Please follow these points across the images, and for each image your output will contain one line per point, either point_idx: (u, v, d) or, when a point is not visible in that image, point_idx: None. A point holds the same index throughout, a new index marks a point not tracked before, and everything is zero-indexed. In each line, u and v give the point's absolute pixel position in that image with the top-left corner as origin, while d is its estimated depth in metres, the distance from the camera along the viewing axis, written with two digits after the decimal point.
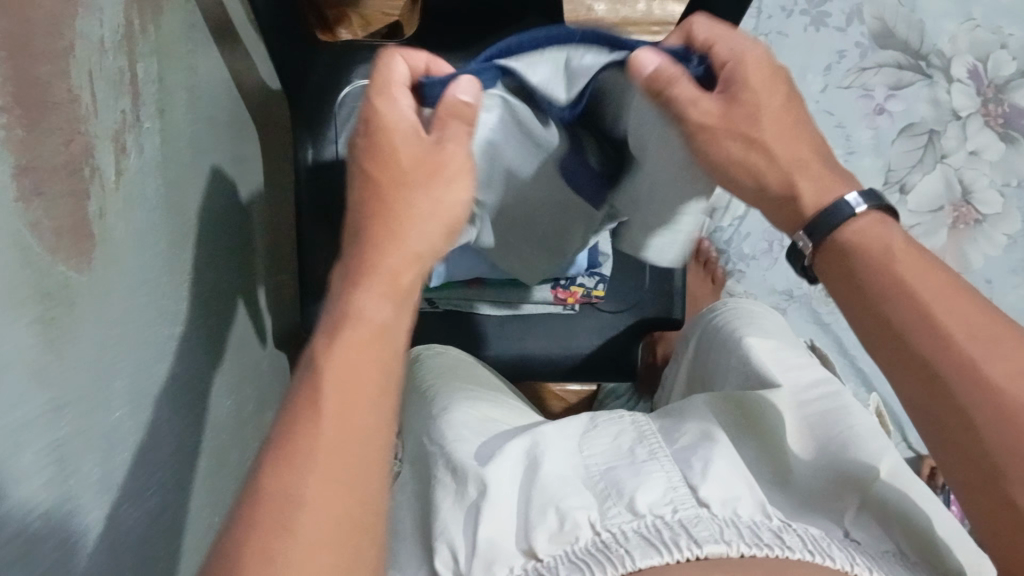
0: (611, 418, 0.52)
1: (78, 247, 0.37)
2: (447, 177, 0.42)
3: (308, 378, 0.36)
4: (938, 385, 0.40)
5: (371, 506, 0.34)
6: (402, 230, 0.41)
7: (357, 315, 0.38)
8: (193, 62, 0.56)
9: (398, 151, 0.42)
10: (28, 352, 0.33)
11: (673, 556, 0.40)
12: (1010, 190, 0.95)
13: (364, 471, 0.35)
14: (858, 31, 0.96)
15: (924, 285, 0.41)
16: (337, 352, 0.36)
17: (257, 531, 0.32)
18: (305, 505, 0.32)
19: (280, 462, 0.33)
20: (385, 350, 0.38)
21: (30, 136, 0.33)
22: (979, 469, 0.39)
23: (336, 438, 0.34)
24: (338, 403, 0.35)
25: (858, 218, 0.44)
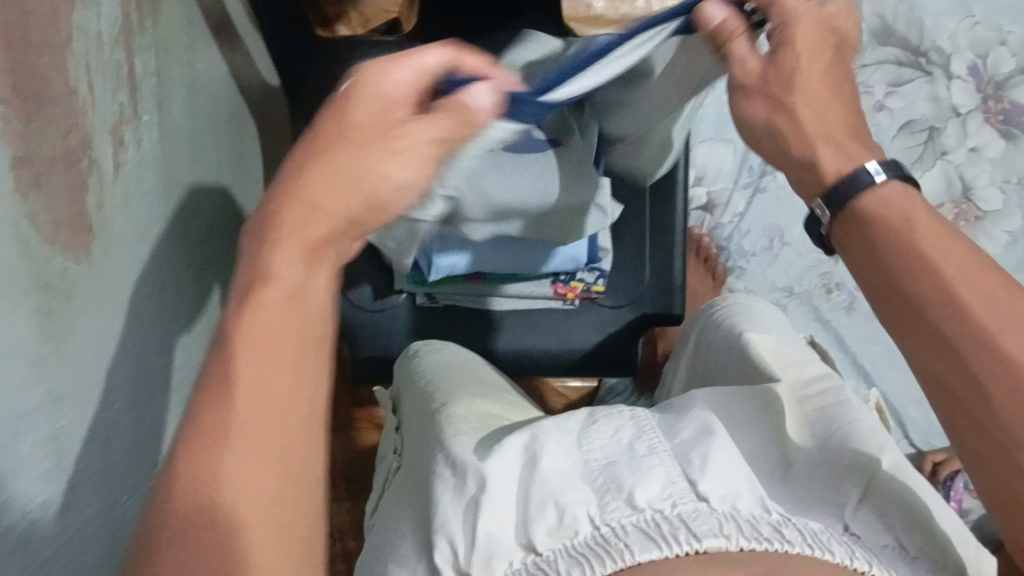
0: (612, 413, 0.52)
1: (77, 240, 0.37)
2: (398, 150, 0.35)
3: (217, 346, 0.31)
4: (969, 378, 0.38)
5: (298, 495, 0.31)
6: (330, 193, 0.34)
7: (264, 275, 0.32)
8: (191, 57, 0.56)
9: (361, 113, 0.35)
10: (26, 343, 0.33)
11: (673, 549, 0.40)
12: (1010, 186, 0.95)
13: (289, 456, 0.30)
14: (858, 28, 0.96)
15: (941, 260, 0.39)
16: (245, 321, 0.31)
17: (174, 522, 0.28)
18: (229, 489, 0.29)
19: (192, 445, 0.29)
20: (304, 316, 0.32)
21: (29, 129, 0.33)
22: (998, 465, 0.38)
23: (256, 416, 0.30)
24: (261, 385, 0.30)
25: (883, 186, 0.41)
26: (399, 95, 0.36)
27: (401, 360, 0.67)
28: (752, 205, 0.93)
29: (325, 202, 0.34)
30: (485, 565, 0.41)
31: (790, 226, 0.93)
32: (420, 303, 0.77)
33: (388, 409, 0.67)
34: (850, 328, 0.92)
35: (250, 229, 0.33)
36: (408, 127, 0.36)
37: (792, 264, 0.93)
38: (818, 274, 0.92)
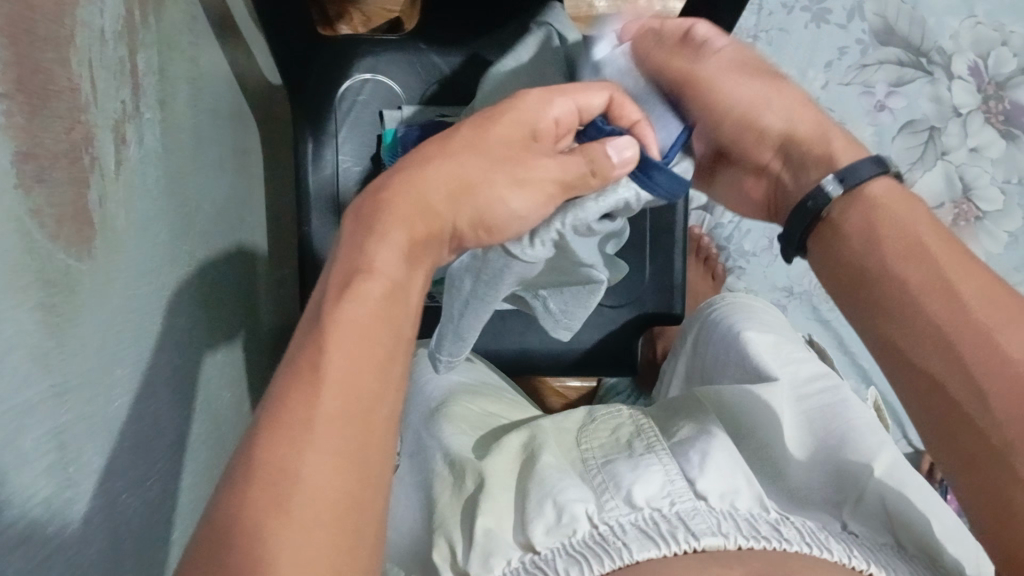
0: (611, 412, 0.53)
1: (80, 235, 0.38)
2: (520, 180, 0.41)
3: (313, 335, 0.33)
4: (952, 357, 0.39)
5: (368, 483, 0.32)
6: (447, 208, 0.40)
7: (369, 269, 0.35)
8: (194, 55, 0.56)
9: (498, 138, 0.41)
10: (29, 337, 0.33)
11: (671, 548, 0.40)
12: (1010, 187, 0.95)
13: (365, 443, 0.32)
14: (859, 28, 0.96)
15: (941, 251, 0.42)
16: (350, 313, 0.34)
17: (248, 500, 0.29)
18: (303, 481, 0.30)
19: (275, 431, 0.31)
20: (400, 315, 0.35)
21: (32, 123, 0.33)
22: (982, 445, 0.39)
23: (342, 407, 0.32)
24: (342, 369, 0.32)
25: (871, 186, 0.45)
26: (550, 127, 0.43)
27: None
28: None
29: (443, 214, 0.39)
30: (483, 564, 0.41)
31: None
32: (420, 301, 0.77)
33: None
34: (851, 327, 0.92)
35: (357, 216, 0.38)
36: (533, 159, 0.42)
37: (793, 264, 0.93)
38: None
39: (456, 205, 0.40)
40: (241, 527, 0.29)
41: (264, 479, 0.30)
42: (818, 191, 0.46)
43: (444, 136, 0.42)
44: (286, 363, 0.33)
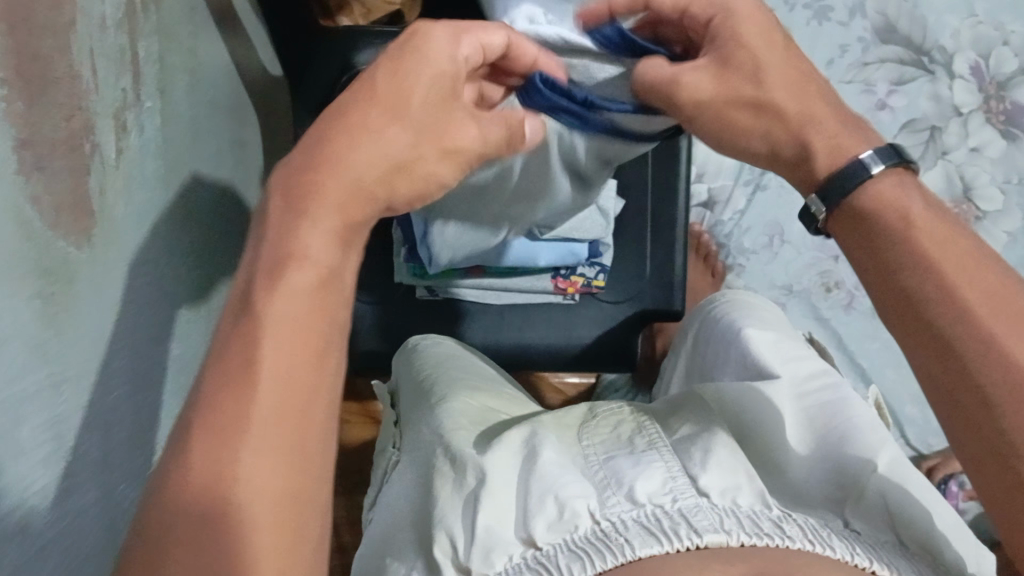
0: (612, 409, 0.53)
1: (78, 224, 0.37)
2: (445, 146, 0.41)
3: (244, 331, 0.33)
4: (953, 358, 0.39)
5: (312, 473, 0.33)
6: (375, 175, 0.38)
7: (301, 255, 0.35)
8: (194, 44, 0.56)
9: (415, 95, 0.39)
10: (27, 326, 0.32)
11: (673, 545, 0.40)
12: (1010, 187, 0.95)
13: (305, 436, 0.33)
14: (861, 26, 0.97)
15: (944, 251, 0.40)
16: (281, 306, 0.33)
17: (186, 504, 0.30)
18: (243, 484, 0.31)
19: (209, 436, 0.31)
20: (333, 300, 0.35)
21: (31, 110, 0.33)
22: (989, 448, 0.38)
23: (278, 408, 0.32)
24: (274, 369, 0.32)
25: (880, 178, 0.43)
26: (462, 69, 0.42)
27: (400, 354, 0.67)
28: (753, 202, 0.94)
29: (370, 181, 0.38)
30: (484, 559, 0.41)
31: (791, 223, 0.93)
32: (420, 295, 0.77)
33: (386, 401, 0.67)
34: (849, 326, 0.92)
35: (278, 192, 0.37)
36: (456, 123, 0.41)
37: (792, 261, 0.93)
38: (817, 273, 0.92)
39: (388, 176, 0.39)
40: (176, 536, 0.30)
41: (202, 487, 0.30)
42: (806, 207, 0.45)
43: (352, 93, 0.39)
44: (215, 361, 0.33)
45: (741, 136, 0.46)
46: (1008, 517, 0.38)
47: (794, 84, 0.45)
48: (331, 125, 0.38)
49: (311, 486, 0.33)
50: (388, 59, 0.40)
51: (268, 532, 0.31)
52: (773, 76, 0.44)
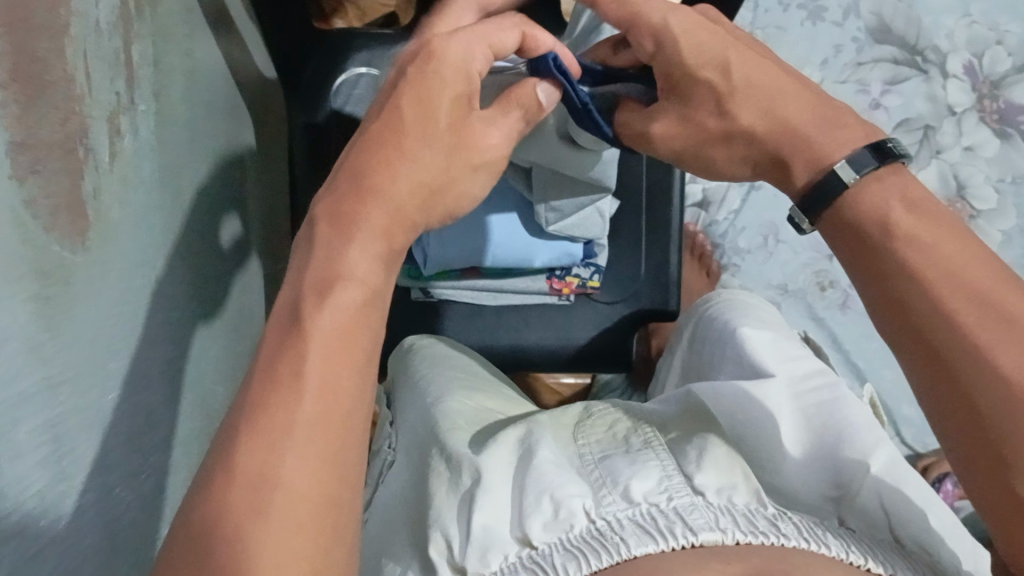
0: (608, 408, 0.53)
1: (74, 227, 0.37)
2: (472, 164, 0.43)
3: (291, 339, 0.34)
4: (943, 363, 0.39)
5: (347, 486, 0.33)
6: (408, 196, 0.39)
7: (347, 275, 0.36)
8: (189, 47, 0.56)
9: (441, 118, 0.41)
10: (23, 329, 0.32)
11: (668, 543, 0.40)
12: (1004, 186, 0.95)
13: (343, 447, 0.33)
14: (855, 26, 0.97)
15: (935, 253, 0.40)
16: (331, 316, 0.34)
17: (225, 506, 0.30)
18: (287, 485, 0.31)
19: (253, 436, 0.32)
20: (375, 318, 0.36)
21: (27, 113, 0.33)
22: (980, 453, 0.38)
23: (320, 415, 0.32)
24: (319, 377, 0.33)
25: (857, 187, 0.43)
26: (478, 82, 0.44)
27: (396, 355, 0.67)
28: (748, 203, 0.94)
29: (402, 200, 0.39)
30: (480, 559, 0.41)
31: (785, 223, 0.93)
32: (415, 296, 0.77)
33: (381, 402, 0.67)
34: (845, 325, 0.92)
35: (324, 213, 0.38)
36: (480, 143, 0.43)
37: (788, 261, 0.93)
38: (812, 272, 0.93)
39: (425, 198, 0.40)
40: (218, 536, 0.30)
41: (243, 489, 0.30)
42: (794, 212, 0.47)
43: (385, 119, 0.41)
44: (259, 369, 0.33)
45: (726, 166, 0.50)
46: (1007, 521, 0.37)
47: (757, 93, 0.47)
48: (367, 151, 0.40)
49: (349, 495, 0.33)
50: (411, 82, 0.42)
51: (310, 536, 0.31)
52: (739, 95, 0.47)
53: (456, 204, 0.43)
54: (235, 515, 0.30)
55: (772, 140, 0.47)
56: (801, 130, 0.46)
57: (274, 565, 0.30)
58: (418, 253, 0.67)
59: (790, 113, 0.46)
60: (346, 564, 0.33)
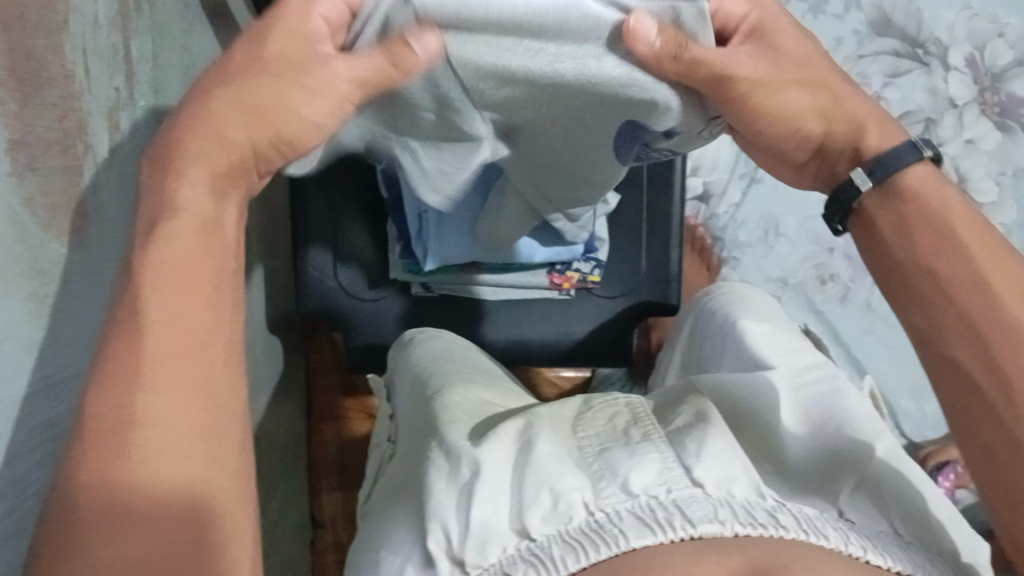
0: (608, 401, 0.53)
1: (72, 225, 0.37)
2: (310, 88, 0.39)
3: (127, 281, 0.33)
4: (976, 334, 0.42)
5: (223, 414, 0.33)
6: (235, 124, 0.38)
7: (172, 206, 0.35)
8: (187, 42, 0.56)
9: (275, 50, 0.39)
10: (20, 327, 0.32)
11: (668, 535, 0.40)
12: (1005, 179, 0.95)
13: (211, 378, 0.33)
14: (856, 18, 0.97)
15: (973, 241, 0.43)
16: (159, 253, 0.34)
17: (88, 450, 0.30)
18: (147, 420, 0.31)
19: (108, 382, 0.31)
20: (214, 248, 0.36)
21: (24, 111, 0.33)
22: (991, 423, 0.41)
23: (172, 347, 0.32)
24: (164, 310, 0.33)
25: (911, 170, 0.46)
26: (323, 30, 0.39)
27: (396, 348, 0.66)
28: (748, 196, 0.93)
29: (237, 136, 0.38)
30: (479, 551, 0.41)
31: (787, 217, 0.93)
32: (416, 291, 0.77)
33: (382, 394, 0.67)
34: (845, 318, 0.92)
35: (149, 157, 0.37)
36: (328, 69, 0.38)
37: (786, 255, 0.93)
38: (813, 266, 0.93)
39: (252, 125, 0.38)
40: (83, 479, 0.29)
41: (102, 427, 0.30)
42: (850, 184, 0.47)
43: (223, 64, 0.39)
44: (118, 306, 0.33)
45: (796, 121, 0.46)
46: (1004, 491, 0.41)
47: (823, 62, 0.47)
48: (205, 86, 0.38)
49: (223, 416, 0.33)
50: (243, 41, 0.39)
51: (182, 455, 0.31)
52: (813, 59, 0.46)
53: (301, 147, 0.41)
54: (101, 458, 0.30)
55: (846, 107, 0.47)
56: (860, 114, 0.47)
57: (145, 497, 0.30)
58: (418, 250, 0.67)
59: (846, 94, 0.47)
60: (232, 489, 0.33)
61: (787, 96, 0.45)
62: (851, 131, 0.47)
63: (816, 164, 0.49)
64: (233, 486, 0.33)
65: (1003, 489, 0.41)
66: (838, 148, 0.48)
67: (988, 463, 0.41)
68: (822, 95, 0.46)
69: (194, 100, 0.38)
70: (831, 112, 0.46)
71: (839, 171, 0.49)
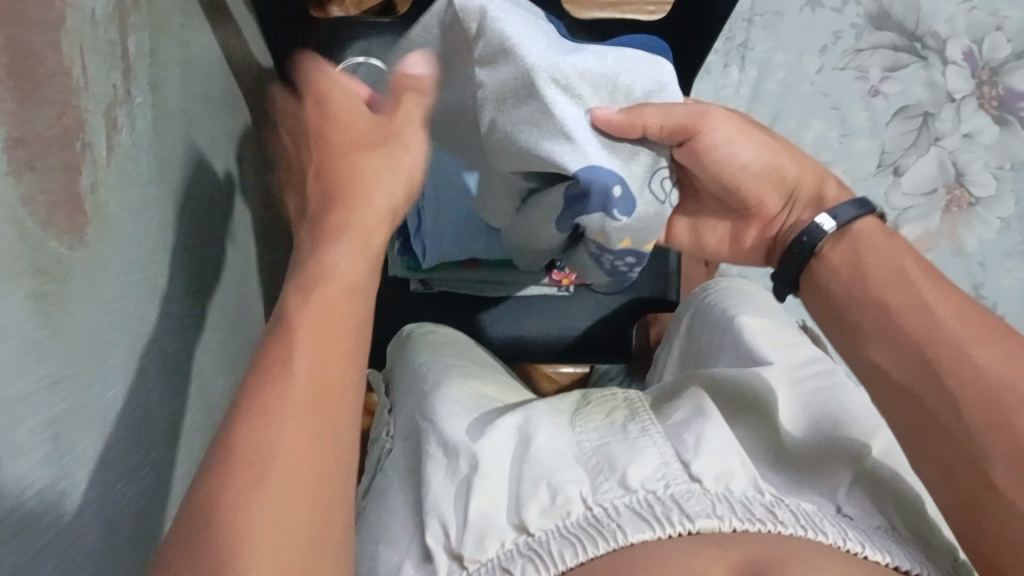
0: (605, 395, 0.53)
1: (73, 223, 0.37)
2: (412, 153, 0.45)
3: (280, 335, 0.36)
4: (926, 362, 0.42)
5: (339, 463, 0.35)
6: (373, 193, 0.43)
7: (326, 273, 0.39)
8: (185, 37, 0.56)
9: (341, 133, 0.44)
10: (21, 327, 0.32)
11: (665, 530, 0.40)
12: (1003, 173, 0.95)
13: (336, 427, 0.35)
14: (854, 12, 0.96)
15: (917, 273, 0.45)
16: (313, 309, 0.37)
17: (231, 480, 0.32)
18: (281, 459, 0.33)
19: (257, 420, 0.33)
20: (353, 312, 0.39)
21: (23, 108, 0.33)
22: (958, 444, 0.40)
23: (313, 402, 0.35)
24: (310, 358, 0.36)
25: (856, 223, 0.49)
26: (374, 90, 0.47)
27: (394, 343, 0.66)
28: None
29: (374, 203, 0.43)
30: (478, 545, 0.41)
31: None
32: (414, 288, 0.77)
33: (380, 389, 0.66)
34: None
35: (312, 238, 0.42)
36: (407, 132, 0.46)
37: None
38: None
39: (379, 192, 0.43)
40: (222, 507, 0.31)
41: (245, 459, 0.32)
42: (817, 228, 0.49)
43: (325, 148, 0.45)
44: (266, 353, 0.36)
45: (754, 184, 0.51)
46: (966, 515, 0.40)
47: (764, 144, 0.50)
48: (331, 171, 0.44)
49: (334, 473, 0.34)
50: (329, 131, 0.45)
51: (303, 495, 0.33)
52: (752, 140, 0.50)
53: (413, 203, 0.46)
54: (238, 487, 0.32)
55: (803, 160, 0.52)
56: (818, 169, 0.52)
57: (272, 527, 0.31)
58: (416, 245, 0.65)
59: (804, 154, 0.53)
60: (337, 536, 0.34)
61: (741, 146, 0.50)
62: (816, 181, 0.51)
63: (783, 212, 0.52)
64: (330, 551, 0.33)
65: (966, 509, 0.40)
66: (804, 196, 0.51)
67: (938, 480, 0.41)
68: (778, 146, 0.51)
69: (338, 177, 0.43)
70: (797, 160, 0.52)
71: (799, 220, 0.51)
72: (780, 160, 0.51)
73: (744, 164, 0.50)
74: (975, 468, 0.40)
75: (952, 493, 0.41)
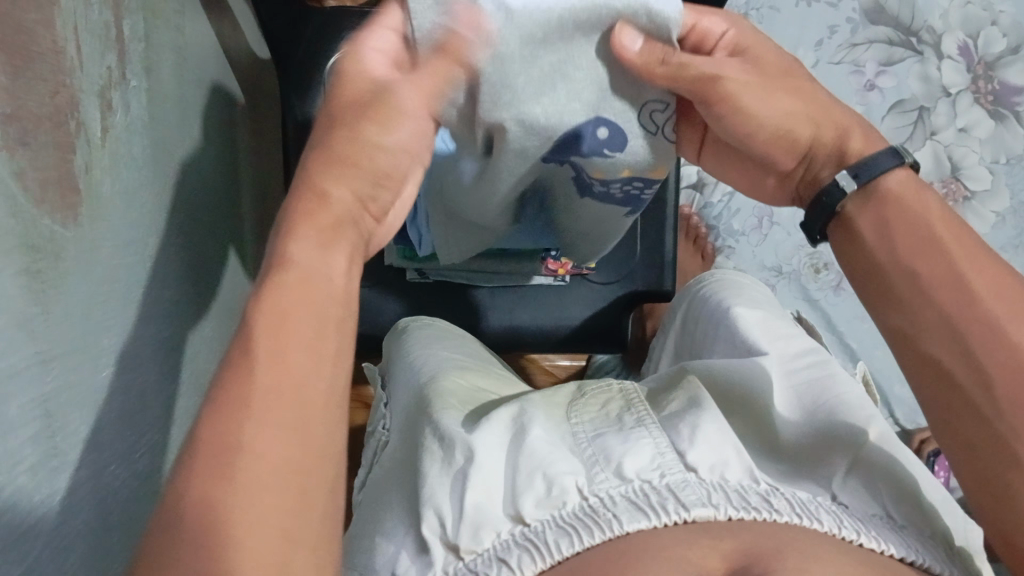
0: (600, 387, 0.53)
1: (65, 201, 0.37)
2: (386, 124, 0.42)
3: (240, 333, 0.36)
4: (959, 333, 0.42)
5: (319, 447, 0.34)
6: (339, 180, 0.41)
7: (285, 260, 0.38)
8: (180, 24, 0.55)
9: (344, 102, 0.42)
10: (11, 302, 0.32)
11: (662, 519, 0.40)
12: (998, 167, 0.95)
13: (309, 412, 0.34)
14: (849, 6, 0.96)
15: (946, 233, 0.44)
16: (267, 300, 0.36)
17: (197, 473, 0.32)
18: (251, 450, 0.32)
19: (218, 416, 0.33)
20: (318, 297, 0.37)
21: (15, 84, 0.32)
22: (984, 424, 0.40)
23: (277, 394, 0.34)
24: (270, 349, 0.35)
25: (889, 176, 0.46)
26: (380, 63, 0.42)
27: (389, 336, 0.66)
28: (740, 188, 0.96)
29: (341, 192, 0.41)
30: (474, 536, 0.41)
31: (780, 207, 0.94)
32: (410, 278, 0.76)
33: (377, 382, 0.66)
34: (837, 306, 0.92)
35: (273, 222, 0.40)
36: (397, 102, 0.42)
37: (781, 243, 0.93)
38: (806, 255, 0.93)
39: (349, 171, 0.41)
40: (189, 501, 0.31)
41: (206, 453, 0.32)
42: (834, 186, 0.47)
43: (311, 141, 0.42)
44: (239, 346, 0.35)
45: (770, 142, 0.47)
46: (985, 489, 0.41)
47: (788, 103, 0.46)
48: (313, 156, 0.42)
49: (314, 459, 0.34)
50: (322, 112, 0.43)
51: (277, 485, 0.32)
52: (777, 102, 0.45)
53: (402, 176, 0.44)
54: (204, 483, 0.31)
55: (826, 109, 0.47)
56: (845, 117, 0.48)
57: (242, 520, 0.31)
58: (413, 233, 0.66)
59: (827, 100, 0.48)
60: (325, 521, 0.34)
61: (760, 110, 0.45)
62: (839, 134, 0.47)
63: (800, 168, 0.49)
64: (308, 554, 0.33)
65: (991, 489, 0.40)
66: (824, 154, 0.48)
67: (963, 454, 0.42)
68: (803, 101, 0.47)
69: (315, 156, 0.42)
70: (817, 118, 0.47)
71: (821, 176, 0.49)
72: (801, 117, 0.46)
73: (766, 122, 0.46)
74: (1000, 445, 0.40)
75: (976, 470, 0.41)
